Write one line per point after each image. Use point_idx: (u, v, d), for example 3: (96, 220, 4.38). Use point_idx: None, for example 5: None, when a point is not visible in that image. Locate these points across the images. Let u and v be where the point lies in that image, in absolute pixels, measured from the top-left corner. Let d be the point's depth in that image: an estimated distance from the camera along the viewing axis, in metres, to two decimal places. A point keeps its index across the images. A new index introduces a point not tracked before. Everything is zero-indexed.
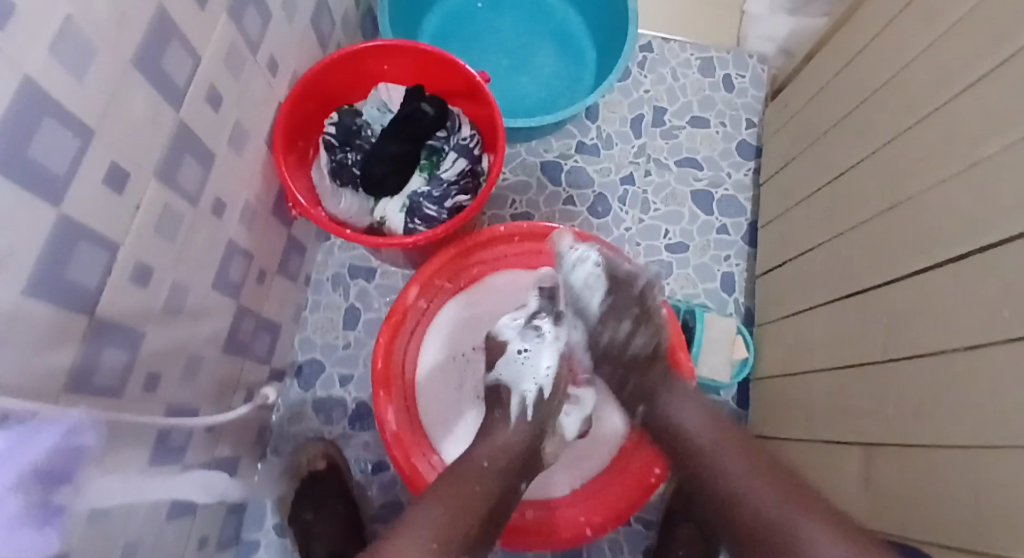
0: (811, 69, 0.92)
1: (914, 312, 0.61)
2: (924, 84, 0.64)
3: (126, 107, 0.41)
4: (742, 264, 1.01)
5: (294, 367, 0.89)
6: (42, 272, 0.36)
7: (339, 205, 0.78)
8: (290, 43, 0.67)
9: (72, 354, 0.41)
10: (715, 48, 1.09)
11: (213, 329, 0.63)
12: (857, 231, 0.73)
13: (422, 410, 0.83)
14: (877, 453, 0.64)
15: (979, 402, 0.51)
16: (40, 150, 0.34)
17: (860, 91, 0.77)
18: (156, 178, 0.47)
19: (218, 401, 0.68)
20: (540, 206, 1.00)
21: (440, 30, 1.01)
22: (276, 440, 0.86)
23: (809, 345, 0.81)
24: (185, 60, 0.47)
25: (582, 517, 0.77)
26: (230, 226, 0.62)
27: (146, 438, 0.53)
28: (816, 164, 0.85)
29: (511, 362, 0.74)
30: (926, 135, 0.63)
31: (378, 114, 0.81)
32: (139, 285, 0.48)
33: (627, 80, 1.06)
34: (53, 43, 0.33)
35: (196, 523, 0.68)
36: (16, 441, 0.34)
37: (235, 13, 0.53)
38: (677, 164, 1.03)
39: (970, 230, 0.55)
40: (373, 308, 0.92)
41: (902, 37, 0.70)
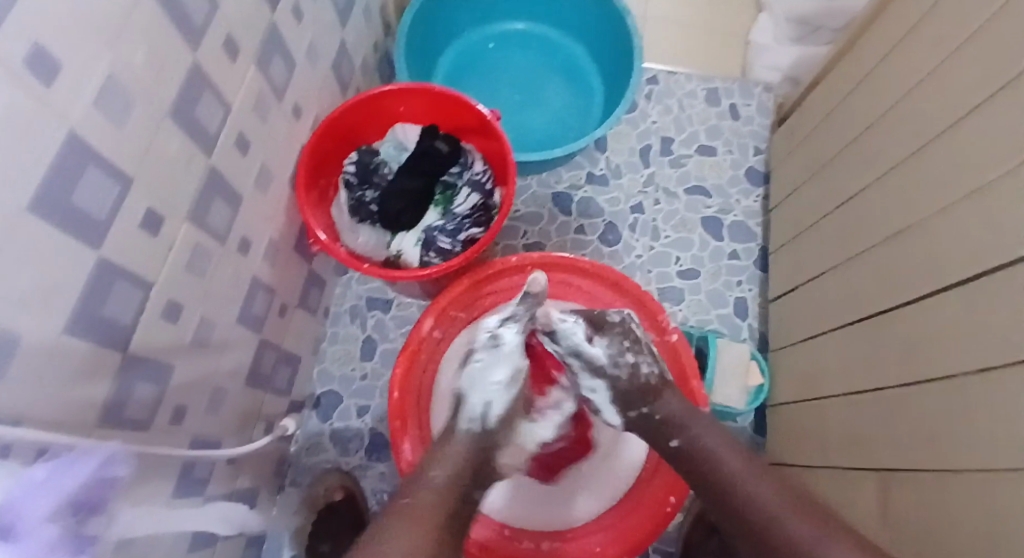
0: (816, 98, 0.94)
1: (927, 337, 0.61)
2: (928, 112, 0.66)
3: (161, 154, 0.44)
4: (754, 290, 1.01)
5: (312, 398, 0.91)
6: (81, 310, 0.39)
7: (357, 240, 0.81)
8: (313, 88, 0.70)
9: (106, 388, 0.43)
10: (721, 79, 1.12)
11: (236, 362, 0.65)
12: (867, 256, 0.74)
13: None
14: (895, 479, 0.64)
15: (996, 426, 0.51)
16: (83, 197, 0.36)
17: (865, 119, 0.78)
18: (187, 219, 0.49)
19: (239, 432, 0.69)
20: (552, 236, 1.02)
21: (453, 70, 1.05)
22: (294, 471, 0.87)
23: (823, 369, 0.81)
24: (216, 109, 0.50)
25: (598, 548, 0.77)
26: (254, 262, 0.64)
27: (171, 469, 0.54)
28: (824, 190, 0.86)
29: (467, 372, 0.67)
30: (931, 162, 0.64)
31: (395, 152, 0.85)
32: (169, 320, 0.50)
33: (635, 112, 1.09)
34: (95, 97, 0.36)
35: (217, 555, 0.69)
36: (55, 471, 0.36)
37: (263, 63, 0.56)
38: (686, 193, 1.05)
39: (977, 253, 0.56)
40: (389, 339, 0.94)
41: (903, 68, 0.72)
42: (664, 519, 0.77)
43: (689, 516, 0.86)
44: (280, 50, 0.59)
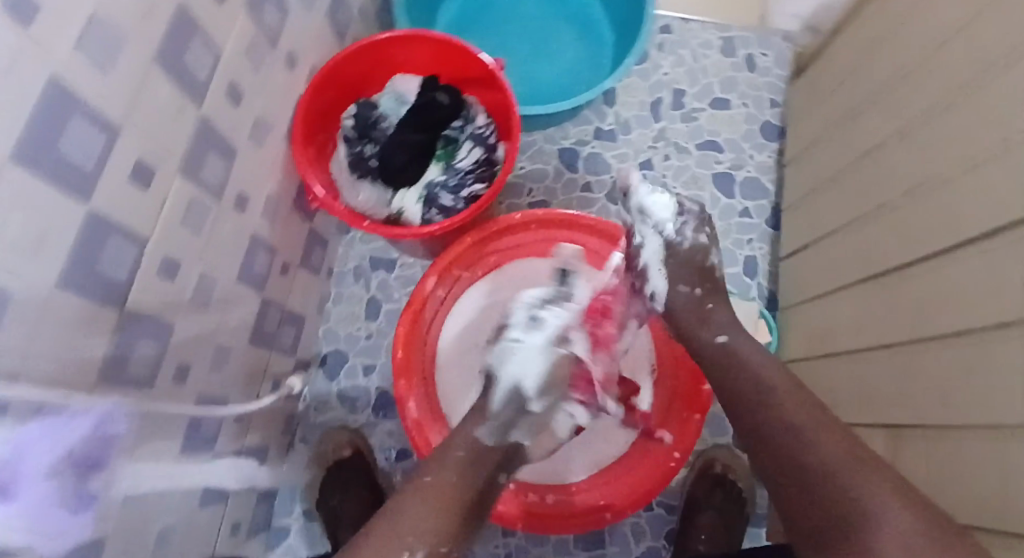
0: (837, 46, 0.90)
1: (944, 292, 0.60)
2: (955, 56, 0.62)
3: (149, 103, 0.42)
4: (765, 248, 0.99)
5: (318, 358, 0.91)
6: (74, 264, 0.38)
7: (357, 198, 0.78)
8: (308, 37, 0.67)
9: (105, 343, 0.43)
10: (738, 27, 1.07)
11: (240, 321, 0.65)
12: (886, 210, 0.72)
13: (443, 396, 0.83)
14: (905, 435, 0.63)
15: (1006, 381, 0.50)
16: (70, 147, 0.35)
17: (889, 66, 0.74)
18: (180, 171, 0.48)
19: (246, 390, 0.69)
20: (558, 195, 1.00)
21: (456, 20, 1.01)
22: (303, 429, 0.88)
23: (836, 329, 0.79)
24: (206, 56, 0.47)
25: (603, 501, 0.78)
26: (253, 219, 0.63)
27: (177, 425, 0.54)
28: (842, 142, 0.83)
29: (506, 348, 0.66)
30: (957, 108, 0.61)
31: (395, 105, 0.81)
32: (167, 277, 0.49)
33: (646, 63, 1.05)
34: (78, 40, 0.34)
35: (228, 509, 0.70)
36: (52, 427, 0.36)
37: (254, 8, 0.53)
38: (697, 148, 1.02)
39: (998, 205, 0.53)
40: (394, 299, 0.93)
41: (930, 8, 0.68)
42: (669, 473, 0.77)
43: (694, 471, 0.87)
44: None
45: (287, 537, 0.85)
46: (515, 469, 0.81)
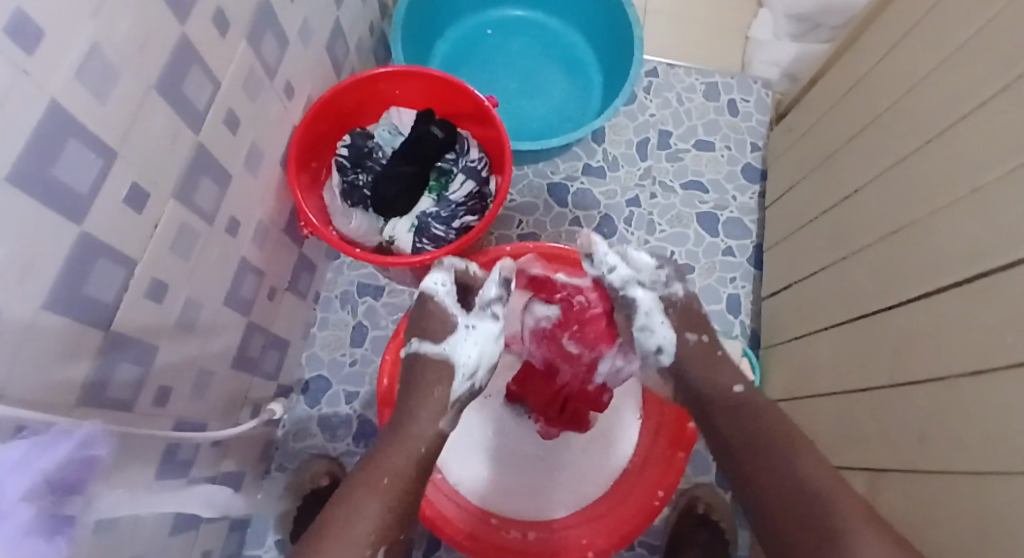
0: (817, 93, 0.93)
1: (920, 338, 0.61)
2: (928, 109, 0.65)
3: (146, 128, 0.42)
4: (747, 286, 1.01)
5: (301, 384, 0.90)
6: (62, 286, 0.38)
7: (349, 224, 0.80)
8: (306, 68, 0.69)
9: (87, 366, 0.42)
10: (721, 73, 1.11)
11: (224, 343, 0.64)
12: (862, 255, 0.74)
13: None
14: (882, 478, 0.64)
15: (983, 430, 0.51)
16: (64, 168, 0.36)
17: (864, 116, 0.78)
18: (173, 197, 0.48)
19: (226, 415, 0.68)
20: (546, 227, 1.01)
21: (451, 54, 1.04)
22: (281, 457, 0.87)
23: (816, 368, 0.81)
24: (204, 84, 0.48)
25: (586, 539, 0.76)
26: (242, 244, 0.63)
27: (154, 451, 0.53)
28: (821, 189, 0.86)
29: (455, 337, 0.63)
30: (931, 160, 0.64)
31: (390, 136, 0.83)
32: (153, 300, 0.49)
33: (634, 104, 1.08)
34: (79, 67, 0.34)
35: (200, 538, 0.69)
36: (31, 450, 0.35)
37: (254, 39, 0.55)
38: (682, 188, 1.04)
39: (973, 255, 0.56)
40: (381, 326, 0.93)
41: (904, 65, 0.71)
42: (651, 513, 0.75)
43: (676, 509, 0.87)
44: (272, 26, 0.58)
45: None
46: (497, 504, 0.80)
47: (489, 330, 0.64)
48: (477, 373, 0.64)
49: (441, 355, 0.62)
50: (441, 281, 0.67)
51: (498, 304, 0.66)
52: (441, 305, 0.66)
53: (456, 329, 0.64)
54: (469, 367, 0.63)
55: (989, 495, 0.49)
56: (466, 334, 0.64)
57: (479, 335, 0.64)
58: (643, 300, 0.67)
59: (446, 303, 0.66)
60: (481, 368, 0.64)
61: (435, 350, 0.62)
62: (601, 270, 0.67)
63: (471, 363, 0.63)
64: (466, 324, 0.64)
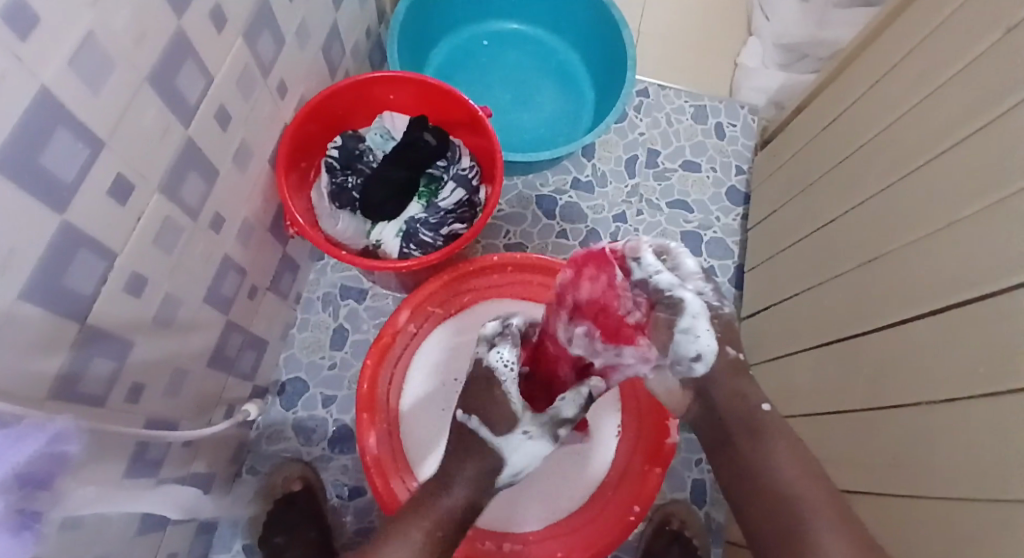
0: (801, 122, 0.96)
1: (894, 366, 0.63)
2: (907, 144, 0.68)
3: (137, 120, 0.42)
4: (728, 306, 1.03)
5: (277, 385, 0.89)
6: (41, 276, 0.37)
7: (336, 226, 0.79)
8: (301, 68, 0.69)
9: (60, 359, 0.41)
10: (709, 97, 1.13)
11: (201, 341, 0.63)
12: (839, 281, 0.76)
13: (404, 434, 0.81)
14: (853, 500, 0.65)
15: (952, 457, 0.52)
16: (52, 157, 0.35)
17: (846, 147, 0.80)
18: (160, 190, 0.47)
19: (198, 415, 0.67)
20: (533, 239, 1.02)
21: (445, 63, 1.04)
22: (253, 459, 0.85)
23: (792, 389, 0.82)
24: (198, 79, 0.48)
25: (562, 554, 0.77)
26: (226, 241, 0.62)
27: (124, 449, 0.52)
28: (802, 214, 0.88)
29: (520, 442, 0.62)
30: (908, 193, 0.66)
31: (382, 140, 0.82)
32: (132, 294, 0.48)
33: (624, 122, 1.10)
34: (73, 55, 0.34)
35: (165, 541, 0.67)
36: (5, 442, 0.34)
37: (251, 37, 0.55)
38: (667, 206, 1.06)
39: (945, 287, 0.57)
40: (362, 330, 0.92)
41: (885, 99, 0.74)
42: (625, 528, 0.76)
43: (651, 525, 0.88)
44: (269, 25, 0.57)
45: None
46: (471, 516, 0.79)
47: (548, 446, 0.63)
48: (520, 475, 0.64)
49: (495, 450, 0.62)
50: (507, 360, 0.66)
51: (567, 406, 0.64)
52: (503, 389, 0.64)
53: (515, 431, 0.62)
54: (517, 469, 0.63)
55: (956, 520, 0.50)
56: (530, 441, 0.62)
57: (537, 448, 0.63)
58: (692, 302, 0.58)
59: (509, 392, 0.63)
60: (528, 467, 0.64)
61: (493, 441, 0.62)
62: (647, 271, 0.58)
63: (518, 467, 0.63)
64: (527, 429, 0.62)
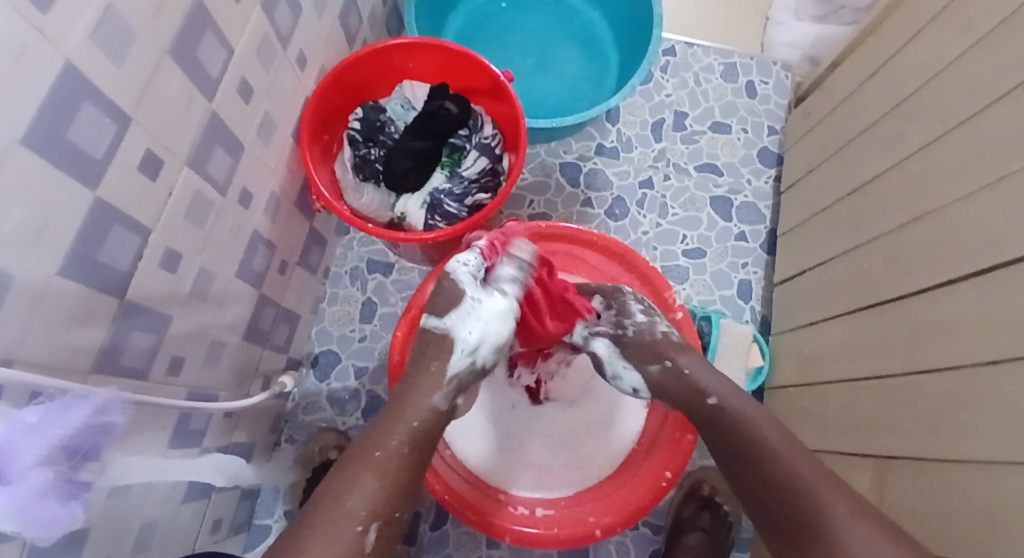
0: (836, 77, 0.92)
1: (935, 327, 0.60)
2: (952, 94, 0.64)
3: (159, 94, 0.42)
4: (759, 272, 1.00)
5: (310, 358, 0.90)
6: (76, 252, 0.38)
7: (360, 200, 0.80)
8: (319, 38, 0.68)
9: (101, 332, 0.42)
10: (739, 54, 1.09)
11: (236, 315, 0.64)
12: (879, 241, 0.73)
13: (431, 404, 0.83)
14: (891, 466, 0.64)
15: (998, 420, 0.50)
16: (79, 133, 0.35)
17: (886, 100, 0.76)
18: (188, 164, 0.48)
19: (236, 386, 0.69)
20: (558, 208, 1.00)
21: (465, 30, 1.02)
22: (290, 429, 0.88)
23: (827, 353, 0.80)
24: (218, 51, 0.48)
25: (592, 518, 0.76)
26: (254, 216, 0.63)
27: (167, 419, 0.54)
28: (838, 174, 0.85)
29: (465, 309, 0.60)
30: (953, 147, 0.62)
31: (403, 111, 0.82)
32: (167, 269, 0.49)
33: (650, 84, 1.06)
34: (94, 27, 0.34)
35: (210, 507, 0.70)
36: (50, 414, 0.36)
37: (268, 7, 0.54)
38: (696, 170, 1.03)
39: (991, 244, 0.55)
40: (390, 303, 0.93)
41: (928, 49, 0.70)
42: (659, 493, 0.76)
43: (681, 492, 0.88)
44: None
45: (268, 539, 0.84)
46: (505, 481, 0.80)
47: (496, 311, 0.61)
48: (480, 349, 0.61)
49: (443, 331, 0.60)
50: (467, 261, 0.62)
51: (508, 283, 0.63)
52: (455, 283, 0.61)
53: (462, 302, 0.60)
54: (471, 345, 0.60)
55: (1002, 485, 0.49)
56: (479, 310, 0.60)
57: (487, 314, 0.61)
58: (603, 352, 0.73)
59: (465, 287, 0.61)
60: (484, 346, 0.61)
61: (438, 324, 0.60)
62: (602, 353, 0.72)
63: (473, 341, 0.60)
64: (473, 298, 0.61)
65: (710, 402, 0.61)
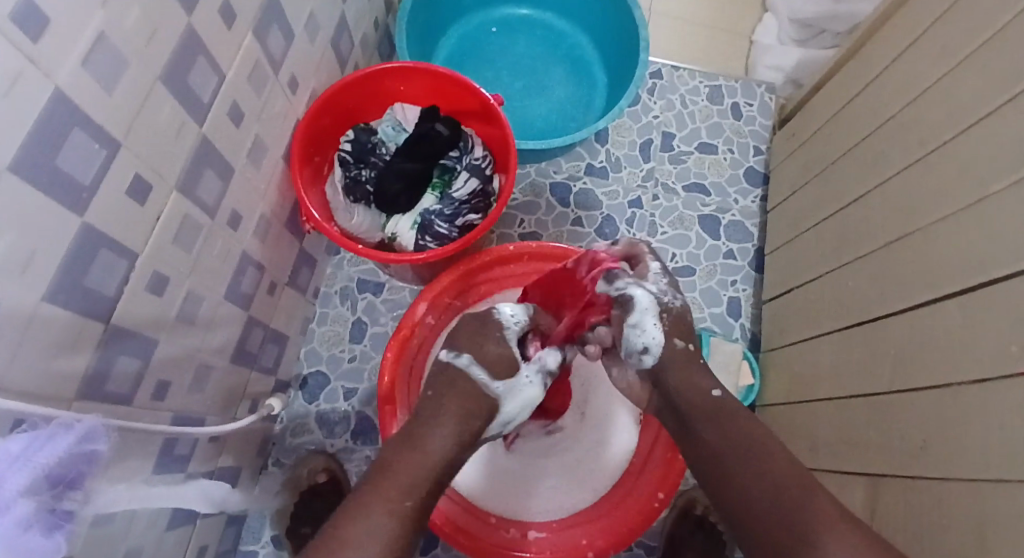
0: (820, 100, 0.94)
1: (921, 347, 0.61)
2: (932, 118, 0.66)
3: (150, 121, 0.42)
4: (748, 289, 1.01)
5: (298, 380, 0.90)
6: (63, 278, 0.37)
7: (351, 220, 0.80)
8: (311, 62, 0.69)
9: (86, 358, 0.42)
10: (724, 76, 1.11)
11: (223, 338, 0.64)
12: (864, 261, 0.74)
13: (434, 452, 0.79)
14: (882, 485, 0.64)
15: (985, 440, 0.51)
16: (68, 159, 0.35)
17: (868, 124, 0.78)
18: (177, 189, 0.48)
19: (223, 409, 0.68)
20: (548, 227, 1.01)
21: (455, 53, 1.03)
22: (278, 452, 0.87)
23: (814, 373, 0.81)
24: (209, 77, 0.48)
25: (584, 540, 0.75)
26: (243, 239, 0.63)
27: (151, 446, 0.53)
28: (823, 194, 0.86)
29: (519, 386, 0.61)
30: (935, 169, 0.64)
31: (394, 132, 0.83)
32: (154, 293, 0.48)
33: (638, 105, 1.08)
34: (85, 57, 0.34)
35: (196, 534, 0.68)
36: (34, 442, 0.36)
37: (259, 32, 0.54)
38: (684, 190, 1.04)
39: (975, 265, 0.56)
40: (380, 323, 0.93)
41: (908, 74, 0.71)
42: (650, 514, 0.75)
43: (675, 510, 0.87)
44: (278, 19, 0.57)
45: None
46: (497, 504, 0.80)
47: (536, 401, 0.63)
48: (508, 424, 0.63)
49: (494, 396, 0.59)
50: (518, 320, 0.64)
51: (557, 371, 0.66)
52: (508, 347, 0.62)
53: (520, 376, 0.61)
54: (507, 419, 0.62)
55: (991, 507, 0.49)
56: (528, 389, 0.62)
57: (532, 400, 0.62)
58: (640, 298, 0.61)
59: (516, 349, 0.62)
60: (513, 422, 0.63)
61: (491, 387, 0.59)
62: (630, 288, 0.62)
63: (511, 416, 0.62)
64: (528, 376, 0.62)
65: (697, 417, 0.60)
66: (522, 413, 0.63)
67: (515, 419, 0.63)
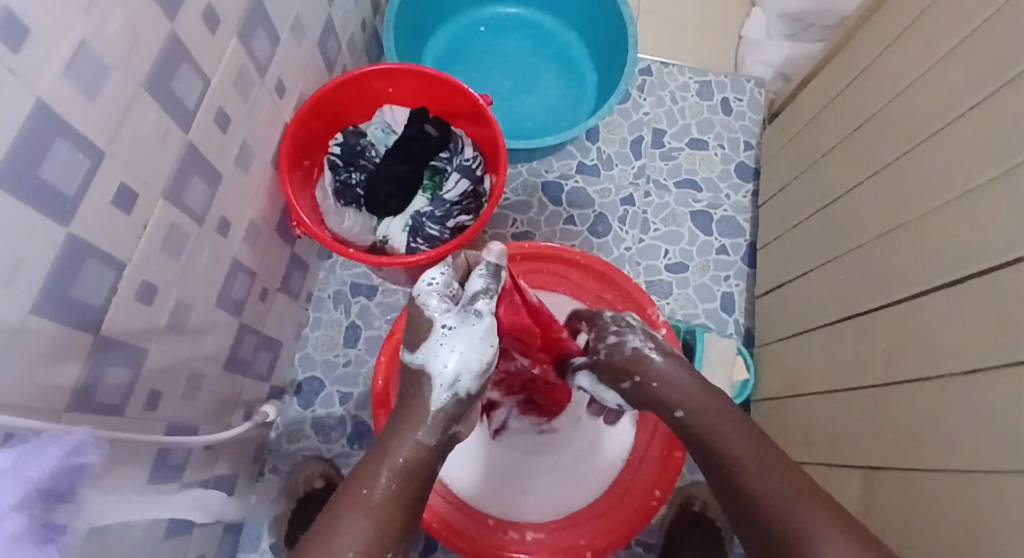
0: (807, 95, 0.94)
1: (913, 339, 0.61)
2: (920, 110, 0.66)
3: (135, 128, 0.41)
4: (741, 284, 1.01)
5: (293, 386, 0.89)
6: (51, 290, 0.37)
7: (341, 224, 0.79)
8: (298, 65, 0.68)
9: (76, 369, 0.41)
10: (714, 72, 1.11)
11: (214, 345, 0.63)
12: (855, 254, 0.74)
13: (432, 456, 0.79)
14: (877, 477, 0.64)
15: (977, 429, 0.51)
16: (52, 170, 0.35)
17: (856, 117, 0.78)
18: (164, 196, 0.47)
19: (217, 417, 0.67)
20: (540, 226, 1.01)
21: (444, 54, 1.03)
22: (274, 459, 0.86)
23: (808, 366, 0.81)
24: (195, 82, 0.48)
25: (583, 541, 0.76)
26: (233, 245, 0.62)
27: (143, 456, 0.52)
28: (813, 188, 0.87)
29: (434, 342, 0.53)
30: (923, 161, 0.64)
31: (384, 135, 0.82)
32: (143, 302, 0.48)
33: (628, 102, 1.08)
34: (67, 65, 0.34)
35: (192, 544, 0.68)
36: (24, 456, 0.35)
37: (244, 36, 0.54)
38: (676, 187, 1.04)
39: (964, 256, 0.56)
40: (374, 326, 0.92)
41: (895, 66, 0.72)
42: (648, 513, 0.76)
43: (672, 509, 0.88)
44: (263, 23, 0.57)
45: None
46: (494, 506, 0.79)
47: (477, 336, 0.53)
48: (462, 383, 0.53)
49: (417, 367, 0.54)
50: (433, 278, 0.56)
51: (485, 299, 0.53)
52: (423, 309, 0.55)
53: (433, 330, 0.54)
54: (450, 378, 0.53)
55: (986, 496, 0.49)
56: (449, 339, 0.53)
57: (462, 347, 0.53)
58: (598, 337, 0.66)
59: (427, 306, 0.54)
60: (464, 377, 0.53)
61: (411, 359, 0.54)
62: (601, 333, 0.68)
63: (450, 374, 0.53)
64: (444, 326, 0.53)
65: None
66: (473, 369, 0.53)
67: (465, 376, 0.53)
